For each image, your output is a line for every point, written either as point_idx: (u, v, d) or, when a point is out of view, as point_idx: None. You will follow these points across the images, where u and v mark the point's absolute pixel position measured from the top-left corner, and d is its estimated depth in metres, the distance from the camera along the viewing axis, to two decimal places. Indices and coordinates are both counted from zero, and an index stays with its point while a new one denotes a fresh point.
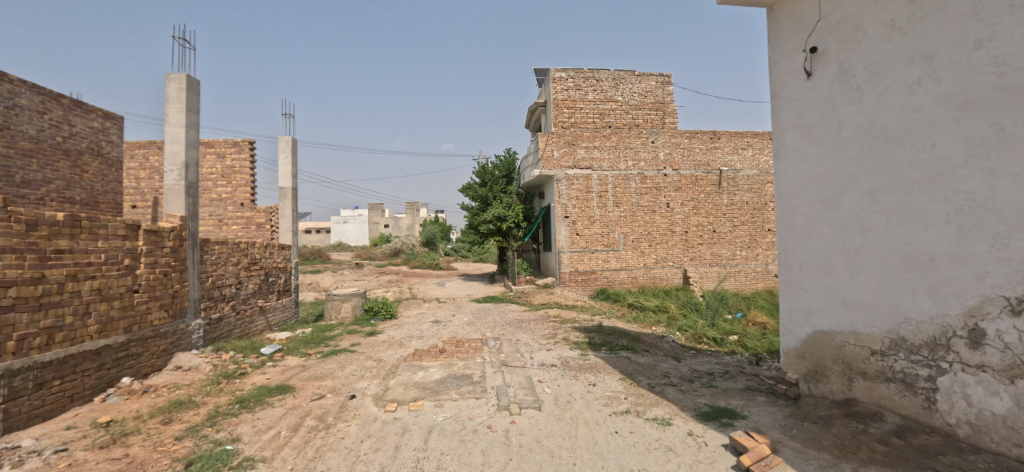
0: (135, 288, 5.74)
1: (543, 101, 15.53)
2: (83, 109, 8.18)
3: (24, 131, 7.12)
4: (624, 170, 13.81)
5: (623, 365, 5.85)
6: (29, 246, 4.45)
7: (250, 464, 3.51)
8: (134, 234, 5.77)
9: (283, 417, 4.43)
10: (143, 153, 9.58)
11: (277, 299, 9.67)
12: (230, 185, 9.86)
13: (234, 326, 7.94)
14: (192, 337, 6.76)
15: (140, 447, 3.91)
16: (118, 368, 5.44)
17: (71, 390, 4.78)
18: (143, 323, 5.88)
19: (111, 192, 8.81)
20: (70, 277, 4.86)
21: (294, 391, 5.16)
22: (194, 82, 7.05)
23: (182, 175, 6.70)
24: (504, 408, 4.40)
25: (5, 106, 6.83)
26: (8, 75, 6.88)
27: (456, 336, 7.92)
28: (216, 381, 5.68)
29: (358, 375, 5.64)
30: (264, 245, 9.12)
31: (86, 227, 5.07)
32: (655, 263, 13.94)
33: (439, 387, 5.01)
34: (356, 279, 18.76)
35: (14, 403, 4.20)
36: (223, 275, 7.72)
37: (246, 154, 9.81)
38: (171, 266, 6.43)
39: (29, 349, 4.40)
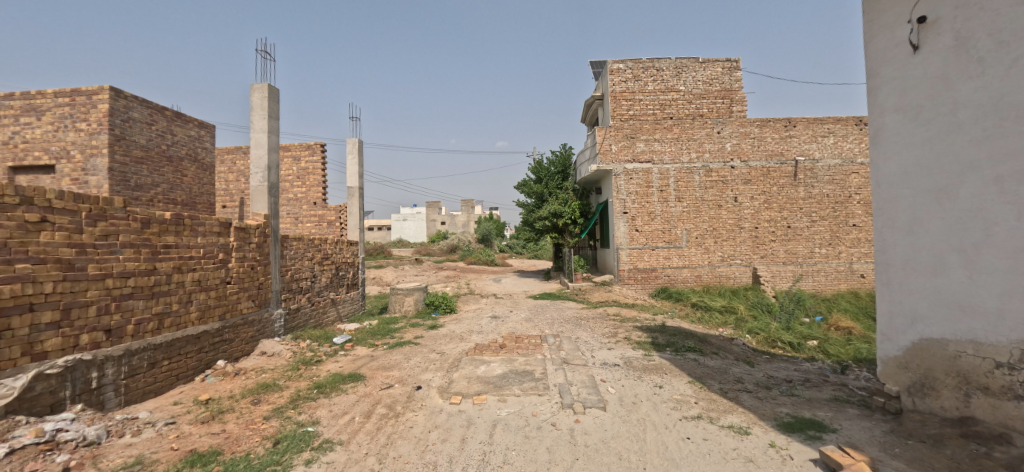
0: (228, 280, 6.33)
1: (600, 94, 15.17)
2: (182, 120, 9.15)
3: (137, 141, 8.07)
4: (687, 163, 13.16)
5: (690, 368, 5.57)
6: (143, 241, 5.03)
7: (329, 446, 3.74)
8: (227, 231, 6.36)
9: (356, 404, 4.68)
10: (231, 158, 10.53)
11: (346, 292, 10.26)
12: (305, 186, 10.60)
13: (310, 316, 8.53)
14: (274, 326, 7.34)
15: (235, 424, 4.30)
16: (214, 351, 6.02)
17: (177, 369, 5.38)
18: (234, 311, 6.47)
19: (205, 193, 9.76)
20: (176, 269, 5.46)
21: (365, 379, 5.45)
22: (274, 90, 7.62)
23: (265, 177, 7.27)
24: (567, 407, 4.34)
25: (122, 119, 7.79)
26: (123, 93, 7.82)
27: (515, 332, 7.97)
28: (296, 367, 6.14)
29: (422, 367, 5.83)
30: (336, 241, 9.72)
31: (189, 225, 5.67)
32: (722, 261, 13.17)
33: (501, 383, 5.05)
34: (416, 275, 19.45)
35: (133, 379, 4.79)
36: (300, 269, 8.33)
37: (318, 156, 10.48)
38: (257, 260, 7.02)
39: (144, 332, 4.99)
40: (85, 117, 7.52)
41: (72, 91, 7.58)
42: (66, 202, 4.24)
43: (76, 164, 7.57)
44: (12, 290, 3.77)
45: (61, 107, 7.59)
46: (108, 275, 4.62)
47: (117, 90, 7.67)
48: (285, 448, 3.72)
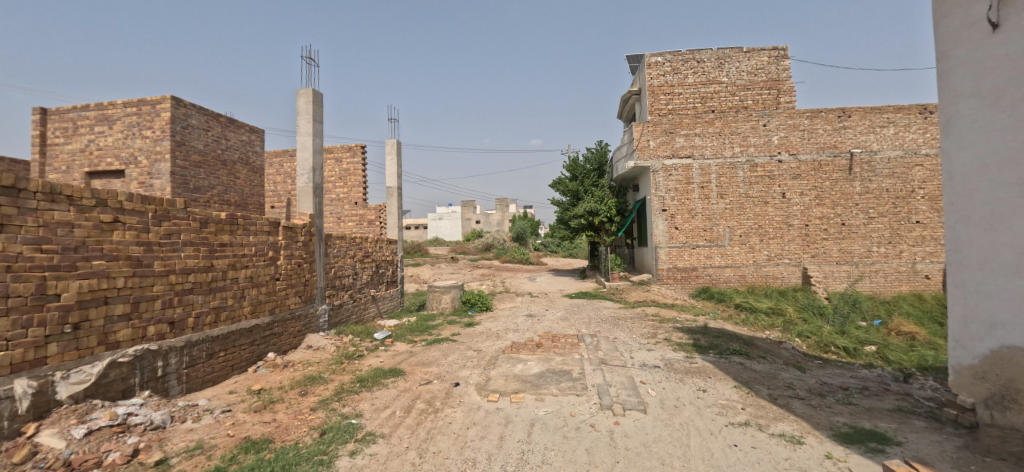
0: (277, 276, 6.65)
1: (637, 89, 14.82)
2: (235, 125, 9.68)
3: (195, 147, 8.61)
4: (730, 158, 12.63)
5: (736, 372, 5.35)
6: (202, 239, 5.36)
7: (372, 438, 3.85)
8: (276, 230, 6.68)
9: (397, 398, 4.80)
10: (279, 160, 11.06)
11: (386, 289, 10.56)
12: (346, 186, 10.97)
13: (352, 312, 8.84)
14: (319, 321, 7.65)
15: (285, 414, 4.51)
16: (264, 344, 6.35)
17: (232, 360, 5.71)
18: (283, 306, 6.79)
19: (256, 195, 10.31)
20: (231, 266, 5.79)
21: (405, 375, 5.58)
22: (318, 95, 7.93)
23: (310, 178, 7.58)
24: (606, 408, 4.27)
25: (182, 126, 8.33)
26: (183, 101, 8.36)
27: (551, 331, 7.93)
28: (340, 361, 6.37)
29: (460, 364, 5.91)
30: (376, 240, 10.01)
31: (242, 224, 6.00)
32: (768, 260, 12.57)
33: (538, 381, 5.04)
34: (452, 273, 19.75)
35: (193, 369, 5.12)
36: (343, 267, 8.64)
37: (358, 158, 10.82)
38: (303, 258, 7.33)
39: (203, 325, 5.33)
40: (150, 124, 8.11)
41: (138, 101, 8.19)
42: (135, 203, 4.58)
43: (142, 169, 8.18)
44: (89, 284, 4.11)
45: (129, 116, 8.21)
46: (171, 272, 4.96)
47: (178, 99, 8.21)
48: (331, 438, 3.86)
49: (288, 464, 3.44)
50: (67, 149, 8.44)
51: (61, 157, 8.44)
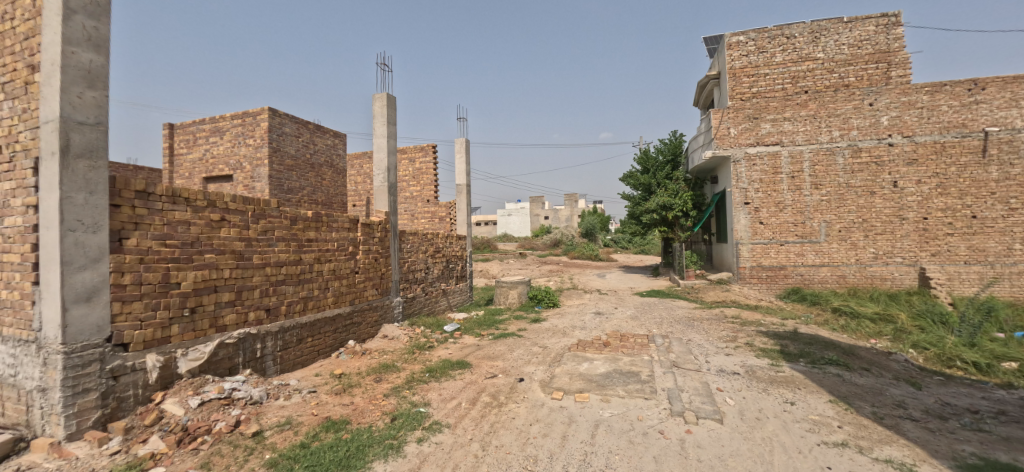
0: (356, 269, 7.13)
1: (716, 73, 13.80)
2: (321, 131, 10.53)
3: (288, 152, 9.50)
4: (826, 144, 11.31)
5: (832, 385, 4.77)
6: (292, 235, 5.89)
7: (438, 427, 3.98)
8: (355, 227, 7.16)
9: (463, 390, 4.92)
10: (359, 162, 11.85)
11: (456, 284, 10.90)
12: (419, 185, 11.47)
13: (424, 304, 9.24)
14: (394, 312, 8.10)
15: (362, 398, 4.82)
16: (346, 332, 6.85)
17: (318, 346, 6.24)
18: (362, 297, 7.27)
19: (339, 194, 11.14)
20: (316, 260, 6.31)
21: (471, 367, 5.71)
22: (392, 98, 8.35)
23: (385, 177, 8.02)
24: (677, 415, 4.02)
25: (277, 134, 9.22)
26: (278, 111, 9.24)
27: (620, 330, 7.66)
28: (412, 351, 6.68)
29: (525, 360, 5.92)
30: (446, 236, 10.36)
31: (326, 221, 6.50)
32: (874, 259, 11.09)
33: (604, 382, 4.88)
34: (521, 268, 19.92)
35: (285, 352, 5.67)
36: (416, 261, 9.04)
37: (430, 157, 11.25)
38: (380, 252, 7.78)
39: (294, 313, 5.87)
40: (252, 134, 9.08)
41: (243, 113, 9.20)
42: (238, 203, 5.14)
43: (246, 174, 9.19)
44: (202, 275, 4.70)
45: (235, 127, 9.26)
46: (267, 264, 5.51)
47: (274, 109, 9.10)
48: (401, 424, 4.06)
49: (362, 445, 3.67)
50: (189, 158, 9.74)
51: (184, 166, 9.76)
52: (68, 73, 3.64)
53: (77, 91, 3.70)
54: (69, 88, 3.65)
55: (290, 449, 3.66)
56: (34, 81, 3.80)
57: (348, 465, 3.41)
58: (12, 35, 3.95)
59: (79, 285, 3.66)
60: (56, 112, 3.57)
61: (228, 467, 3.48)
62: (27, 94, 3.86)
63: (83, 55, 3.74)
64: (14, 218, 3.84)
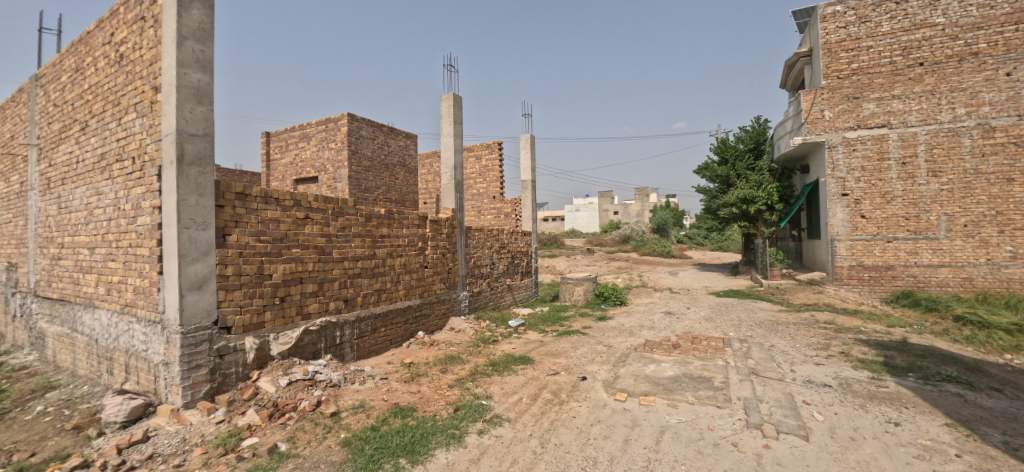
0: (425, 264, 7.43)
1: (807, 49, 12.45)
2: (394, 132, 11.10)
3: (365, 154, 10.15)
4: (947, 124, 9.75)
5: (949, 405, 4.10)
6: (367, 231, 6.28)
7: (499, 421, 4.02)
8: (424, 223, 7.46)
9: (525, 385, 4.93)
10: (429, 161, 12.32)
11: (521, 279, 10.97)
12: (485, 181, 11.68)
13: (489, 299, 9.43)
14: (461, 305, 8.34)
15: (428, 387, 5.03)
16: (416, 323, 7.19)
17: (390, 335, 6.61)
18: (430, 291, 7.58)
19: (411, 192, 11.70)
20: (389, 254, 6.67)
21: (534, 363, 5.71)
22: (459, 98, 8.56)
23: (452, 175, 8.27)
24: (754, 427, 3.69)
25: (355, 137, 9.87)
26: (356, 116, 9.89)
27: (693, 332, 7.21)
28: (477, 344, 6.85)
29: (589, 358, 5.79)
30: (511, 232, 10.46)
31: (397, 218, 6.85)
32: (1010, 258, 9.39)
33: (673, 386, 4.62)
34: (588, 265, 19.58)
35: (361, 340, 6.08)
36: (482, 257, 9.24)
37: (496, 154, 11.38)
38: (447, 248, 8.05)
39: (368, 304, 6.26)
40: (333, 138, 9.82)
41: (326, 120, 9.98)
42: (319, 202, 5.58)
43: (329, 175, 9.97)
44: (291, 267, 5.17)
45: (320, 132, 10.08)
46: (345, 259, 5.93)
47: (352, 114, 9.75)
48: (463, 415, 4.16)
49: (425, 432, 3.83)
50: (282, 162, 10.78)
51: (278, 170, 10.83)
52: (182, 91, 4.17)
53: (189, 106, 4.23)
54: (183, 104, 4.18)
55: (362, 431, 3.92)
56: (158, 100, 4.41)
57: (412, 450, 3.57)
58: (141, 62, 4.62)
59: (192, 275, 4.20)
60: (173, 126, 4.12)
61: (309, 443, 3.81)
62: (152, 112, 4.49)
63: (193, 75, 4.26)
64: (145, 217, 4.50)
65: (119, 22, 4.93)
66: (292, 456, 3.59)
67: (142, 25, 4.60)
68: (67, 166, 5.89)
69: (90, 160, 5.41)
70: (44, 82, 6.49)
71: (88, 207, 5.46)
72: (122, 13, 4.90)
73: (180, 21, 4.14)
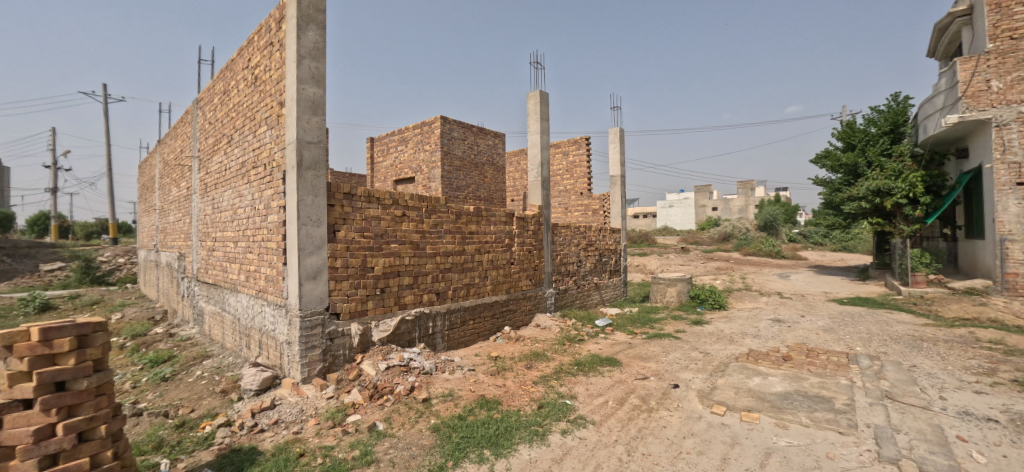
0: (512, 260, 7.55)
1: (968, 7, 10.26)
2: (483, 132, 11.43)
3: (457, 154, 10.61)
4: None
5: None
6: (457, 228, 6.55)
7: (583, 423, 3.93)
8: (511, 220, 7.57)
9: (611, 388, 4.76)
10: (517, 159, 12.50)
11: (609, 278, 10.64)
12: (573, 178, 11.51)
13: (576, 297, 9.30)
14: (547, 302, 8.34)
15: (513, 381, 5.10)
16: (502, 318, 7.34)
17: (478, 328, 6.84)
18: (517, 287, 7.68)
19: (500, 190, 11.98)
20: (477, 251, 6.89)
21: (621, 366, 5.50)
22: (545, 94, 8.54)
23: (539, 172, 8.29)
24: (888, 462, 3.14)
25: (447, 138, 10.36)
26: (448, 118, 10.38)
27: (808, 343, 6.37)
28: (562, 343, 6.79)
29: (682, 365, 5.41)
30: (599, 229, 10.19)
31: (486, 216, 7.05)
32: None
33: (782, 403, 4.12)
34: (682, 265, 18.39)
35: (451, 331, 6.37)
36: (568, 254, 9.13)
37: (583, 149, 11.15)
38: (533, 245, 8.09)
39: (458, 297, 6.53)
40: (428, 140, 10.42)
41: (421, 123, 10.62)
42: (414, 201, 5.94)
43: (424, 175, 10.60)
44: (390, 261, 5.59)
45: (416, 136, 10.76)
46: (437, 254, 6.25)
47: (444, 117, 10.25)
48: (547, 413, 4.15)
49: (510, 426, 3.88)
50: (384, 165, 11.72)
51: (381, 171, 11.80)
52: (301, 105, 4.71)
53: (306, 118, 4.76)
54: (302, 116, 4.72)
55: (450, 418, 4.10)
56: (283, 113, 5.04)
57: (496, 443, 3.64)
58: (270, 82, 5.31)
59: (309, 266, 4.74)
60: (294, 136, 4.68)
61: (403, 425, 4.08)
62: (278, 124, 5.14)
63: (309, 89, 4.79)
64: (274, 216, 5.19)
65: (254, 48, 5.73)
66: (388, 435, 3.88)
67: (270, 50, 5.29)
68: (218, 174, 7.01)
69: (234, 168, 6.38)
70: (202, 104, 7.80)
71: (233, 207, 6.45)
72: (256, 40, 5.67)
73: (299, 43, 4.68)
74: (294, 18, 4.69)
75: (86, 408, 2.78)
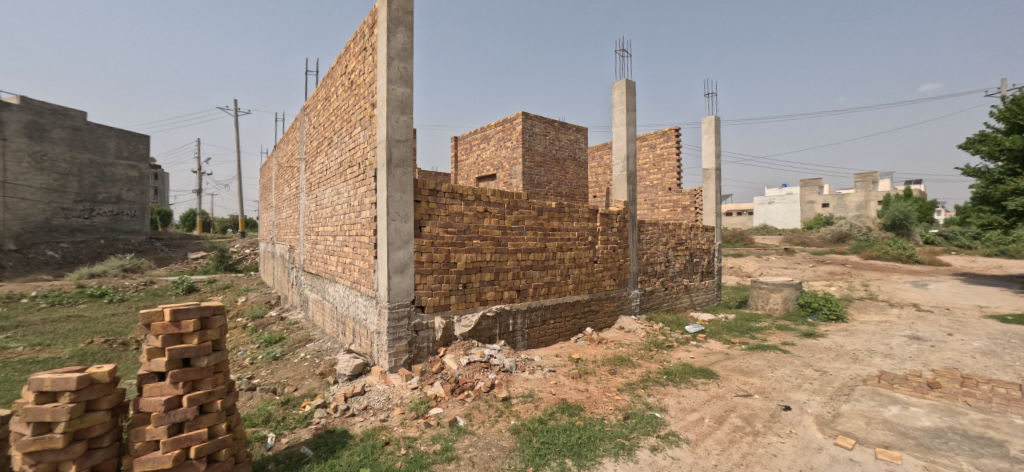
0: (595, 259, 7.24)
1: None
2: (565, 127, 11.15)
3: (538, 150, 10.48)
4: None
5: None
6: (539, 224, 6.41)
7: (676, 441, 3.57)
8: (595, 217, 7.26)
9: (708, 404, 4.29)
10: (600, 154, 12.05)
11: (701, 280, 9.82)
12: (660, 172, 10.78)
13: (663, 300, 8.70)
14: (631, 304, 7.90)
15: (596, 387, 4.84)
16: (584, 319, 7.08)
17: (559, 328, 6.66)
18: (600, 286, 7.35)
19: (581, 186, 11.65)
20: (559, 248, 6.69)
21: (718, 379, 4.96)
22: (632, 84, 8.07)
23: (624, 166, 7.86)
24: None
25: (529, 134, 10.26)
26: (529, 114, 10.28)
27: (961, 369, 5.23)
28: (649, 348, 6.36)
29: (793, 384, 4.74)
30: (690, 226, 9.44)
31: (568, 212, 6.82)
32: None
33: (931, 443, 3.39)
34: (786, 268, 16.47)
35: (532, 330, 6.27)
36: (656, 253, 8.55)
37: (672, 141, 10.36)
38: (618, 243, 7.68)
39: (539, 295, 6.40)
40: (510, 137, 10.42)
41: (503, 120, 10.66)
42: (497, 197, 5.90)
43: (506, 172, 10.64)
44: (472, 257, 5.62)
45: (498, 133, 10.82)
46: (519, 250, 6.16)
47: (526, 113, 10.18)
48: (634, 425, 3.84)
49: (593, 436, 3.66)
50: (467, 162, 11.99)
51: (464, 169, 12.09)
52: (390, 104, 4.88)
53: (395, 117, 4.93)
54: (391, 115, 4.89)
55: (530, 421, 3.97)
56: (374, 114, 5.28)
57: (579, 453, 3.43)
58: (364, 85, 5.60)
59: (396, 260, 4.91)
60: (385, 135, 4.86)
61: (483, 423, 4.04)
62: (371, 124, 5.40)
63: (398, 89, 4.94)
64: (366, 212, 5.47)
65: (351, 54, 6.09)
66: (468, 433, 3.86)
67: (364, 54, 5.57)
68: (320, 173, 7.62)
69: (333, 167, 6.88)
70: (308, 111, 8.54)
71: (332, 204, 6.96)
72: (352, 46, 6.01)
73: (389, 45, 4.84)
74: (385, 21, 4.86)
75: (206, 383, 3.09)
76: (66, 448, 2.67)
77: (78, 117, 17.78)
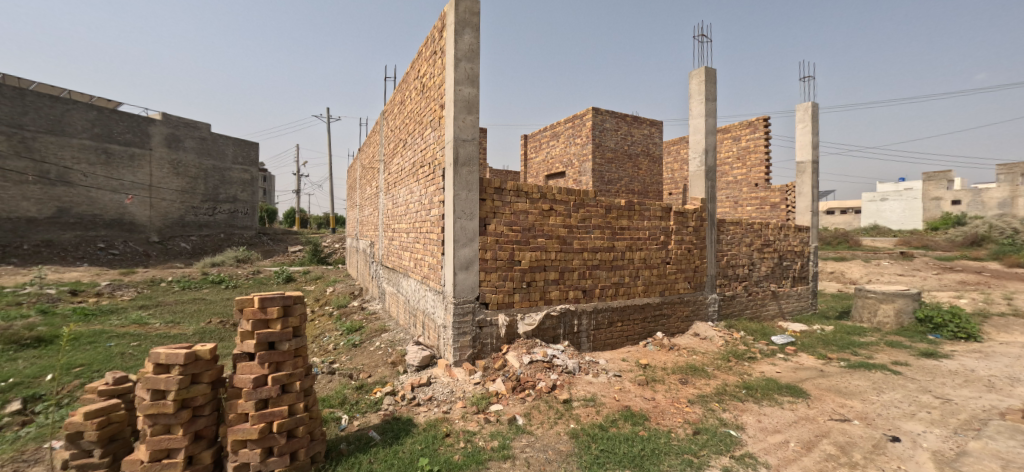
0: (667, 260, 6.83)
1: None
2: (638, 120, 10.65)
3: (609, 145, 10.15)
4: None
5: None
6: (607, 223, 6.18)
7: (753, 464, 3.25)
8: (668, 215, 6.85)
9: (794, 426, 3.84)
10: (676, 148, 11.36)
11: (792, 287, 8.86)
12: (745, 167, 9.88)
13: (746, 306, 7.98)
14: (709, 309, 7.34)
15: (664, 396, 4.55)
16: (655, 323, 6.72)
17: (627, 331, 6.39)
18: (672, 289, 6.92)
19: (655, 183, 11.11)
20: (628, 247, 6.40)
21: (809, 399, 4.41)
22: (712, 72, 7.49)
23: (703, 161, 7.32)
24: None
25: (599, 130, 9.96)
26: (601, 109, 9.98)
27: None
28: (726, 358, 5.86)
29: (904, 411, 4.08)
30: (779, 227, 8.56)
31: (638, 210, 6.48)
32: None
33: None
34: (902, 275, 14.30)
35: (597, 332, 6.08)
36: (738, 255, 7.86)
37: (760, 132, 9.44)
38: (694, 243, 7.17)
39: (606, 296, 6.18)
40: (580, 134, 10.20)
41: (573, 117, 10.47)
42: (563, 195, 5.78)
43: (575, 169, 10.45)
44: (536, 255, 5.57)
45: (568, 129, 10.64)
46: (585, 250, 5.99)
47: (597, 108, 9.89)
48: (704, 442, 3.55)
49: (658, 449, 3.44)
50: (537, 160, 11.95)
51: (534, 167, 12.07)
52: (457, 105, 4.99)
53: (462, 117, 5.02)
54: (458, 115, 5.00)
55: (590, 426, 3.84)
56: (443, 115, 5.44)
57: (641, 465, 3.25)
58: (434, 87, 5.79)
59: (461, 257, 5.01)
60: (452, 135, 4.97)
61: (542, 424, 3.98)
62: (440, 125, 5.57)
63: (465, 90, 5.04)
64: (436, 210, 5.67)
65: (423, 58, 6.33)
66: (527, 432, 3.82)
67: (434, 58, 5.76)
68: (396, 173, 8.04)
69: (407, 167, 7.22)
70: (387, 115, 9.06)
71: (406, 202, 7.31)
72: (423, 50, 6.24)
73: (456, 46, 4.94)
74: (453, 24, 4.97)
75: (287, 365, 3.38)
76: (175, 413, 3.08)
77: (204, 128, 20.60)
